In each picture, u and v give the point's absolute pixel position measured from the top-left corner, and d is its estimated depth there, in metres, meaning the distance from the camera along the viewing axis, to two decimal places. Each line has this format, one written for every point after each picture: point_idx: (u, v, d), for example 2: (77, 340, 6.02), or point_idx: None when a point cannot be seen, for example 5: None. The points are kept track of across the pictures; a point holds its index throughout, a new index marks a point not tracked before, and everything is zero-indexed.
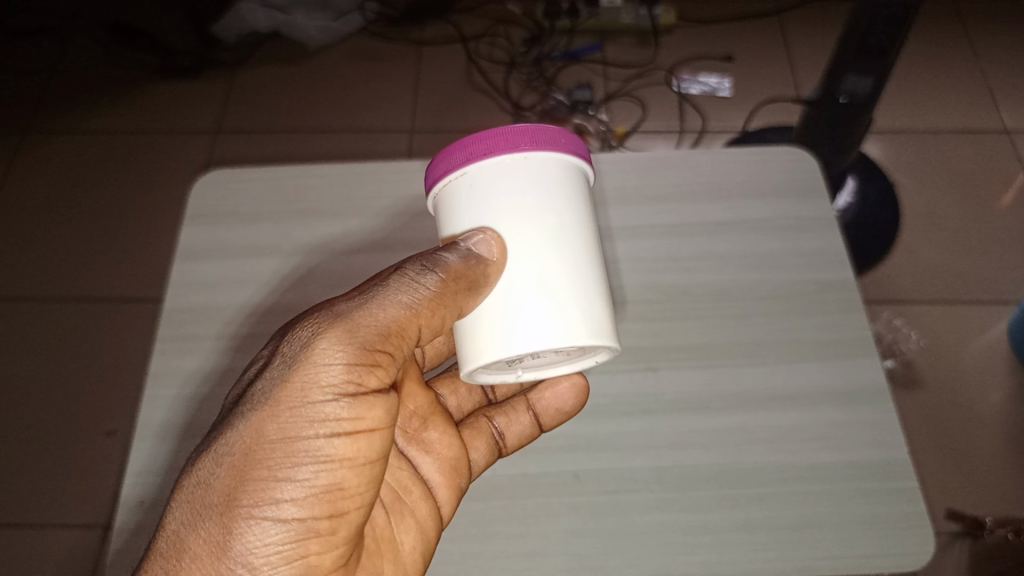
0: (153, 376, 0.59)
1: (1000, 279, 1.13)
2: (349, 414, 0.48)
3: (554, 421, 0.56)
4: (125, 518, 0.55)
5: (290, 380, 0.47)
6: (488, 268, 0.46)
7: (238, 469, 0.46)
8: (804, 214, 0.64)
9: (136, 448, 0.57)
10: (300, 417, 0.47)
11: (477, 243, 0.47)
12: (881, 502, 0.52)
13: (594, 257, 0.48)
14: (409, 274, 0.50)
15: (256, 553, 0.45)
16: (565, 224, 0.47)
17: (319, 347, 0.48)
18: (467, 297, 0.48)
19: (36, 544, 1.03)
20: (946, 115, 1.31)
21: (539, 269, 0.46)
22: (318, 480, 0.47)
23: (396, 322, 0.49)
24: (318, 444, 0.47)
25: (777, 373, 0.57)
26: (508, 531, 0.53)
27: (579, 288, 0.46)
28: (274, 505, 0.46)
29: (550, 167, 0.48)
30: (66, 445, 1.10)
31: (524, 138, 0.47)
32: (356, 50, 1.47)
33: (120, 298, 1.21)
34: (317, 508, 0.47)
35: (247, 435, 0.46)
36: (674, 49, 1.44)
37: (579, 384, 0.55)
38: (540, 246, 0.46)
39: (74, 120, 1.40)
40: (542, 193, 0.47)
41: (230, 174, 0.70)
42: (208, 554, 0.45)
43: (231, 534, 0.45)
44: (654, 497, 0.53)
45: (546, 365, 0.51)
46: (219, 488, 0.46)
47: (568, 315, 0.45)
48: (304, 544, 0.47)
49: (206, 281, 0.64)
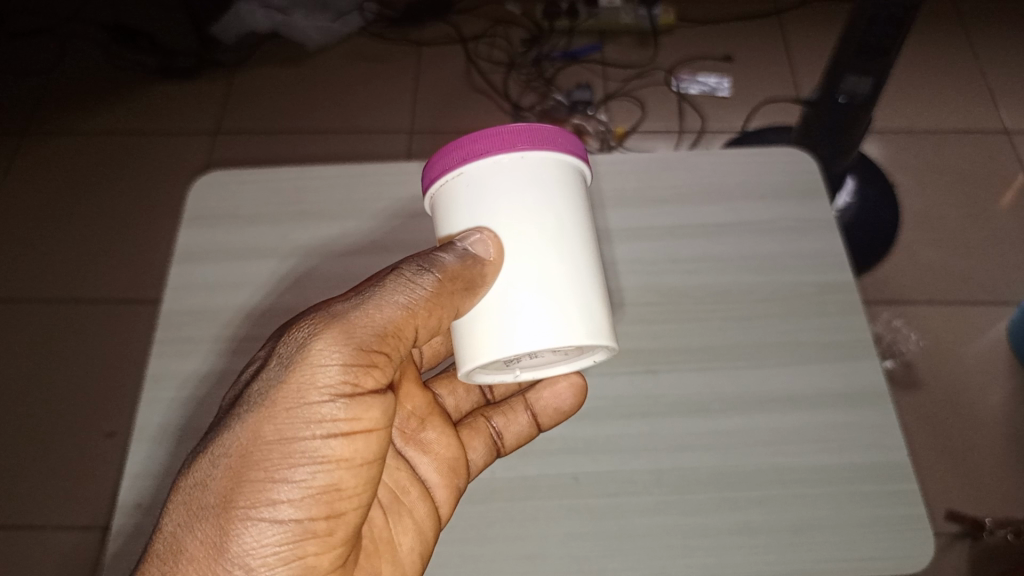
0: (151, 379, 0.59)
1: (1000, 280, 1.13)
2: (346, 415, 0.48)
3: (552, 421, 0.56)
4: (122, 522, 0.54)
5: (287, 380, 0.47)
6: (485, 268, 0.46)
7: (235, 470, 0.45)
8: (804, 215, 0.64)
9: (134, 450, 0.57)
10: (297, 418, 0.47)
11: (474, 243, 0.47)
12: (881, 505, 0.52)
13: (591, 256, 0.48)
14: (406, 274, 0.50)
15: (254, 554, 0.45)
16: (563, 224, 0.47)
17: (316, 347, 0.47)
18: (465, 297, 0.48)
19: (35, 545, 1.03)
20: (945, 115, 1.31)
21: (537, 269, 0.46)
22: (315, 481, 0.47)
23: (393, 322, 0.49)
24: (315, 445, 0.47)
25: (777, 375, 0.56)
26: (507, 534, 0.52)
27: (577, 288, 0.46)
28: (272, 506, 0.46)
29: (548, 166, 0.48)
30: (65, 447, 1.09)
31: (521, 138, 0.47)
32: (355, 51, 1.47)
33: (119, 299, 1.21)
34: (314, 509, 0.47)
35: (244, 436, 0.46)
36: (673, 49, 1.43)
37: (577, 384, 0.55)
38: (538, 246, 0.46)
39: (73, 120, 1.40)
40: (540, 193, 0.47)
41: (229, 175, 0.70)
42: (205, 556, 0.45)
43: (228, 535, 0.45)
44: (654, 500, 0.53)
45: (544, 365, 0.51)
46: (216, 490, 0.46)
47: (566, 315, 0.45)
48: (302, 544, 0.47)
49: (204, 283, 0.64)
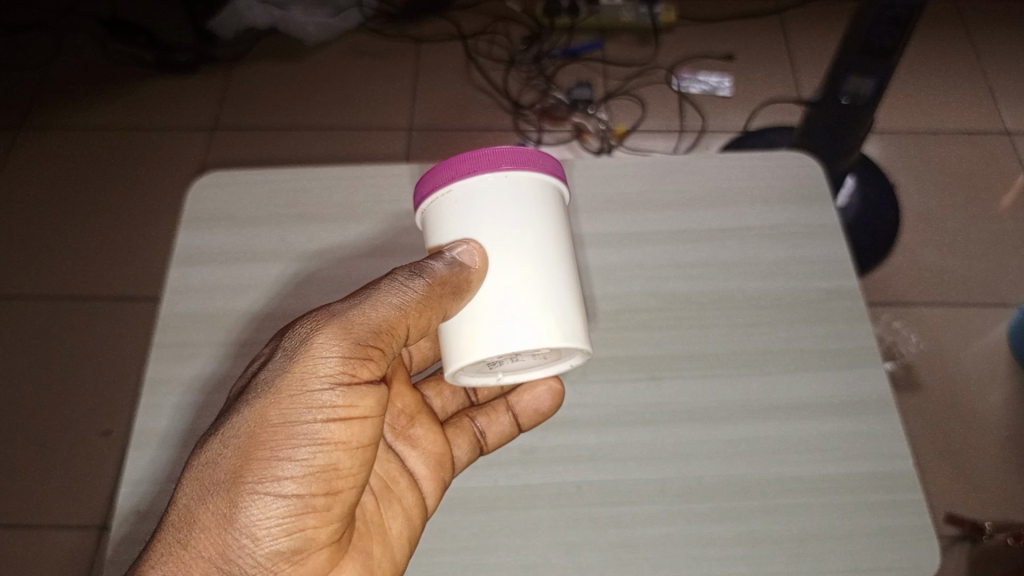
0: (151, 385, 0.59)
1: (1000, 282, 1.13)
2: (344, 401, 0.49)
3: (532, 422, 0.56)
4: (118, 530, 0.54)
5: (291, 369, 0.48)
6: (471, 275, 0.47)
7: (242, 449, 0.47)
8: (808, 220, 0.63)
9: (133, 457, 0.56)
10: (299, 403, 0.48)
11: (459, 253, 0.48)
12: (890, 514, 0.51)
13: (568, 266, 0.49)
14: (400, 277, 0.51)
15: (259, 525, 0.46)
16: (542, 237, 0.48)
17: (317, 340, 0.49)
18: (453, 300, 0.48)
19: (33, 545, 1.02)
20: (947, 117, 1.30)
21: (517, 276, 0.47)
22: (316, 460, 0.48)
23: (387, 321, 0.50)
24: (315, 427, 0.48)
25: (781, 383, 0.56)
26: (510, 543, 0.52)
27: (552, 292, 0.47)
28: (275, 481, 0.47)
29: (530, 185, 0.49)
30: (62, 446, 1.09)
31: (505, 158, 0.48)
32: (354, 47, 1.46)
33: (115, 297, 1.20)
34: (313, 486, 0.48)
35: (251, 418, 0.47)
36: (674, 47, 1.43)
37: (556, 387, 0.56)
38: (518, 256, 0.47)
39: (69, 116, 1.39)
40: (520, 208, 0.48)
41: (227, 177, 0.69)
42: (216, 525, 0.46)
43: (236, 507, 0.46)
44: (658, 509, 0.52)
45: (524, 368, 0.52)
46: (226, 466, 0.47)
47: (541, 316, 0.46)
48: (303, 518, 0.48)
49: (203, 287, 0.63)
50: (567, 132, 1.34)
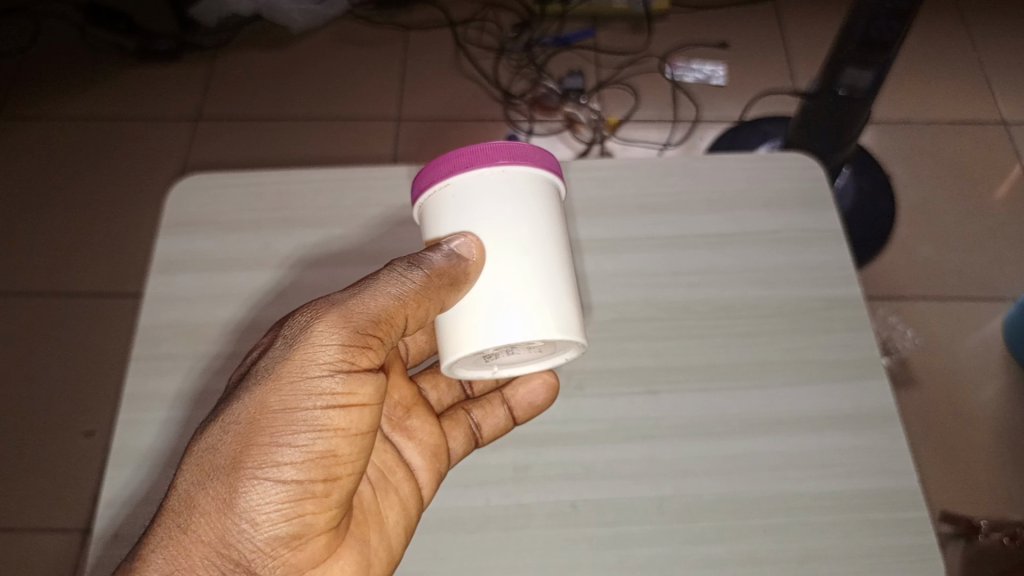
0: (129, 400, 0.56)
1: (996, 276, 1.12)
2: (344, 389, 0.48)
3: (527, 415, 0.55)
4: (95, 553, 0.52)
5: (290, 357, 0.47)
6: (469, 267, 0.45)
7: (242, 435, 0.46)
8: (809, 224, 0.61)
9: (111, 476, 0.54)
10: (299, 390, 0.47)
11: (457, 246, 0.46)
12: (892, 533, 0.50)
13: (565, 259, 0.48)
14: (398, 267, 0.49)
15: (258, 510, 0.46)
16: (539, 231, 0.46)
17: (316, 329, 0.48)
18: (451, 291, 0.46)
19: (15, 549, 1.00)
20: (944, 107, 1.28)
21: (513, 271, 0.45)
22: (315, 446, 0.47)
23: (386, 311, 0.49)
24: (315, 414, 0.47)
25: (782, 397, 0.55)
26: (504, 564, 0.50)
27: (550, 285, 0.45)
28: (275, 466, 0.46)
29: (528, 181, 0.47)
30: (44, 446, 1.06)
31: (502, 154, 0.47)
32: (340, 35, 1.42)
33: (97, 293, 1.17)
34: (313, 471, 0.47)
35: (251, 404, 0.46)
36: (668, 35, 1.40)
37: (550, 381, 0.55)
38: (516, 249, 0.46)
39: (47, 106, 1.35)
40: (516, 204, 0.47)
41: (209, 179, 0.66)
42: (216, 509, 0.45)
43: (234, 492, 0.45)
44: (657, 529, 0.51)
45: (518, 362, 0.51)
46: (226, 451, 0.46)
47: (537, 308, 0.44)
48: (302, 503, 0.47)
49: (184, 296, 0.61)
50: (558, 123, 1.31)
